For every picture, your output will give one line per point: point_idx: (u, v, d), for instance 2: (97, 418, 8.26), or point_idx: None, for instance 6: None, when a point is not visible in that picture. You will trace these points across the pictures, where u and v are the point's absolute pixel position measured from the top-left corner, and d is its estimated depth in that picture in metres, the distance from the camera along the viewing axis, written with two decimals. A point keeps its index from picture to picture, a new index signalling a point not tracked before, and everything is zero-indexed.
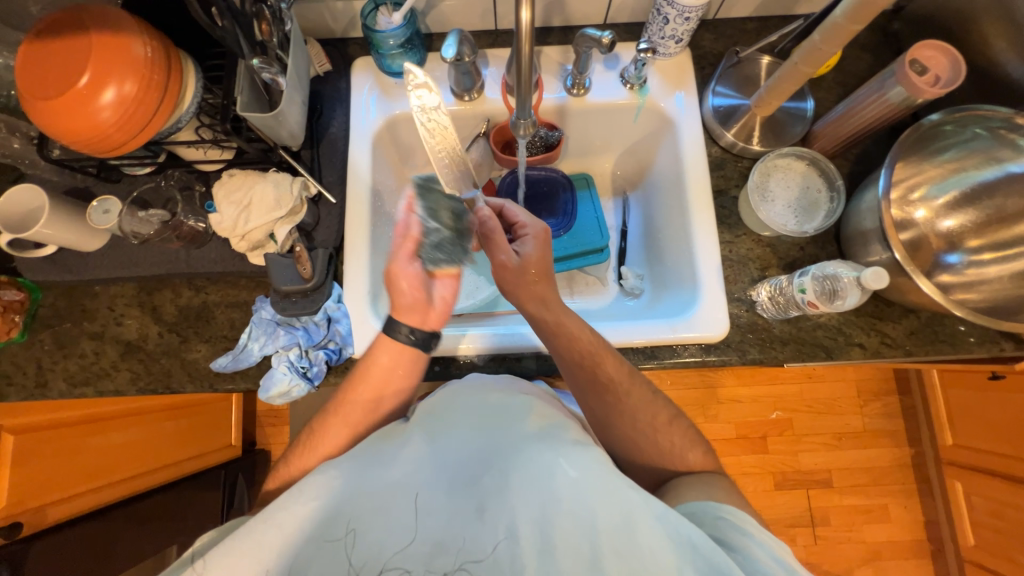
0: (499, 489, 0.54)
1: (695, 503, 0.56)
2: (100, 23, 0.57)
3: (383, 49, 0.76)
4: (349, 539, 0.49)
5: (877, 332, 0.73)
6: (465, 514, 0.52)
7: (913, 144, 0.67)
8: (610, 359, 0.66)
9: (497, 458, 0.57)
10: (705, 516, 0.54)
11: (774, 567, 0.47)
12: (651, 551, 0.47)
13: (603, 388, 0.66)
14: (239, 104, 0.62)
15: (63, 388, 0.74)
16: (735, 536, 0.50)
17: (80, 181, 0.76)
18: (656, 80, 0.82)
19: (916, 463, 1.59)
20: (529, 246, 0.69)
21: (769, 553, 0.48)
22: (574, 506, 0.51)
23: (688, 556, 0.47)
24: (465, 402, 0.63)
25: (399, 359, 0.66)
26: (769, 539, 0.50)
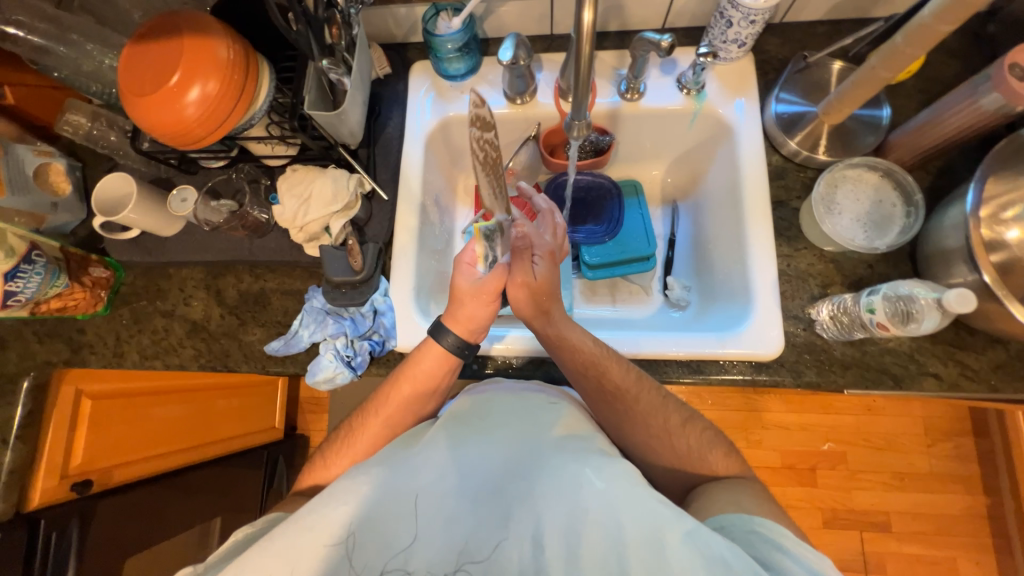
0: (525, 498, 0.52)
1: (726, 515, 0.54)
2: (193, 28, 0.62)
3: (441, 53, 0.79)
4: (349, 541, 0.49)
5: (956, 362, 0.66)
6: (491, 523, 0.50)
7: (1007, 157, 0.61)
8: (616, 367, 0.64)
9: (524, 466, 0.55)
10: (737, 529, 0.51)
11: None
12: (682, 569, 0.45)
13: (613, 396, 0.65)
14: (306, 103, 0.67)
15: (136, 360, 0.81)
16: (769, 551, 0.48)
17: (163, 172, 0.83)
18: (715, 85, 0.79)
19: (993, 515, 1.42)
20: (541, 265, 0.66)
21: (807, 569, 0.46)
22: (601, 518, 0.49)
23: (719, 574, 0.44)
24: (492, 402, 0.62)
25: (440, 356, 0.67)
26: (807, 553, 0.47)
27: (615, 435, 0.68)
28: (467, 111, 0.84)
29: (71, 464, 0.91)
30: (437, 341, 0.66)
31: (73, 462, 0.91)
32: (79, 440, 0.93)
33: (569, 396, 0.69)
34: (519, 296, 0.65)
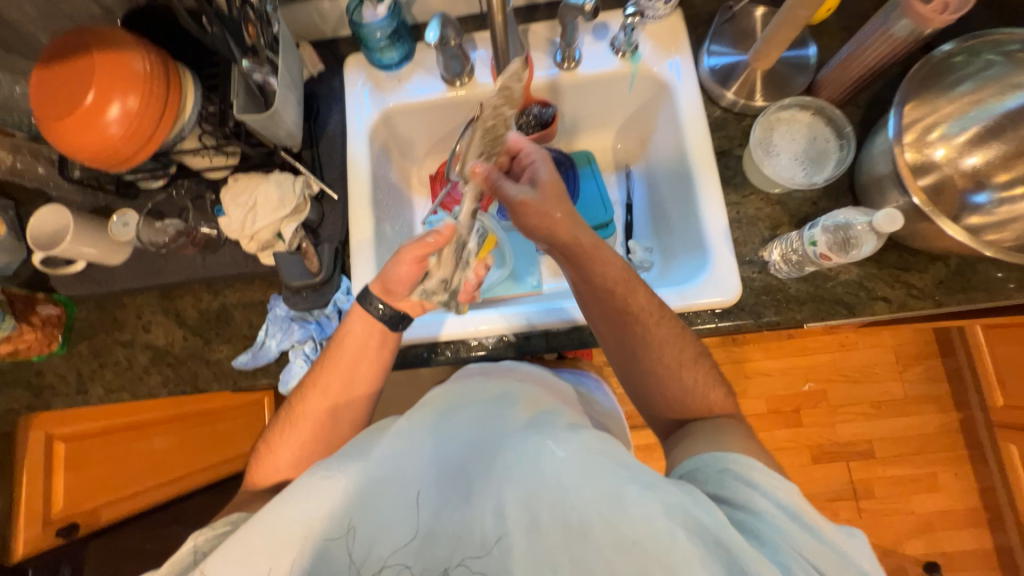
0: (488, 474, 0.51)
1: (701, 458, 0.55)
2: (101, 43, 0.60)
3: (371, 43, 0.77)
4: (350, 537, 0.47)
5: (902, 283, 0.69)
6: (454, 501, 0.49)
7: (923, 81, 0.64)
8: (642, 289, 0.66)
9: (488, 443, 0.55)
10: (710, 469, 0.53)
11: (782, 516, 0.47)
12: (642, 519, 0.45)
13: (631, 321, 0.65)
14: (236, 107, 0.65)
15: (102, 394, 0.79)
16: (739, 488, 0.50)
17: (102, 200, 0.80)
18: (648, 45, 0.80)
19: (965, 429, 1.51)
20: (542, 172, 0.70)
21: (775, 503, 0.48)
22: (562, 483, 0.48)
23: (678, 519, 0.45)
24: (460, 391, 0.62)
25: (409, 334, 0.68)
26: (776, 485, 0.49)
27: (620, 363, 0.68)
28: (408, 100, 0.83)
29: (54, 511, 0.91)
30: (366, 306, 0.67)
31: (56, 508, 0.92)
32: (58, 484, 0.92)
33: (541, 371, 0.70)
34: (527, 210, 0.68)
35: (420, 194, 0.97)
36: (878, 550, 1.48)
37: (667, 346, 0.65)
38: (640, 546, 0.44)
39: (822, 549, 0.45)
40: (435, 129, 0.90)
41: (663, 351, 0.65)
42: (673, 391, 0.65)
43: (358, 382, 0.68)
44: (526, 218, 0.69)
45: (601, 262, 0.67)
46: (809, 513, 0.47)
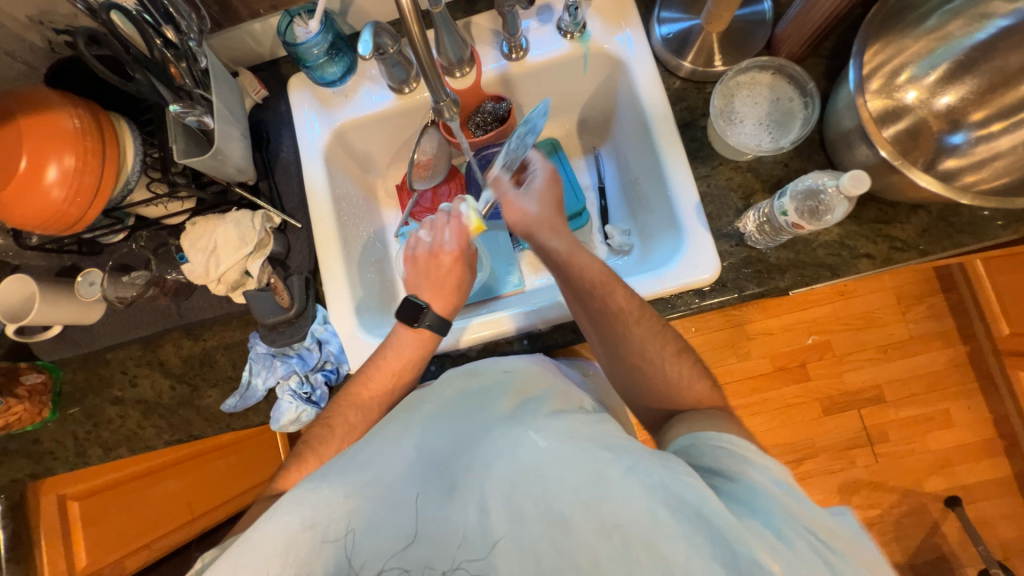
0: (472, 472, 0.53)
1: (697, 436, 0.54)
2: (26, 107, 0.58)
3: (310, 61, 0.74)
4: (349, 537, 0.48)
5: (884, 238, 0.67)
6: (437, 501, 0.51)
7: (884, 23, 0.61)
8: (620, 288, 0.65)
9: (469, 441, 0.57)
10: (703, 448, 0.52)
11: (775, 491, 0.46)
12: (625, 500, 0.45)
13: (613, 320, 0.64)
14: (177, 153, 0.63)
15: (100, 453, 0.79)
16: (732, 462, 0.49)
17: (68, 259, 0.79)
18: (596, 22, 0.76)
19: (975, 360, 1.50)
20: (539, 179, 0.72)
21: (768, 477, 0.47)
22: (542, 472, 0.49)
23: (659, 497, 0.45)
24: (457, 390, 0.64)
25: (410, 333, 0.69)
26: (770, 463, 0.49)
27: (607, 358, 0.67)
28: (358, 114, 0.80)
29: (77, 568, 0.93)
30: None
31: (79, 566, 0.93)
32: (80, 541, 0.94)
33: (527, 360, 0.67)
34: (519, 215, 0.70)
35: (388, 206, 0.95)
36: (898, 492, 1.48)
37: (648, 342, 0.64)
38: (622, 527, 0.45)
39: (819, 520, 0.44)
40: (392, 140, 0.88)
41: (641, 345, 0.64)
42: (663, 379, 0.64)
43: (349, 391, 0.68)
44: (512, 219, 0.71)
45: (580, 265, 0.66)
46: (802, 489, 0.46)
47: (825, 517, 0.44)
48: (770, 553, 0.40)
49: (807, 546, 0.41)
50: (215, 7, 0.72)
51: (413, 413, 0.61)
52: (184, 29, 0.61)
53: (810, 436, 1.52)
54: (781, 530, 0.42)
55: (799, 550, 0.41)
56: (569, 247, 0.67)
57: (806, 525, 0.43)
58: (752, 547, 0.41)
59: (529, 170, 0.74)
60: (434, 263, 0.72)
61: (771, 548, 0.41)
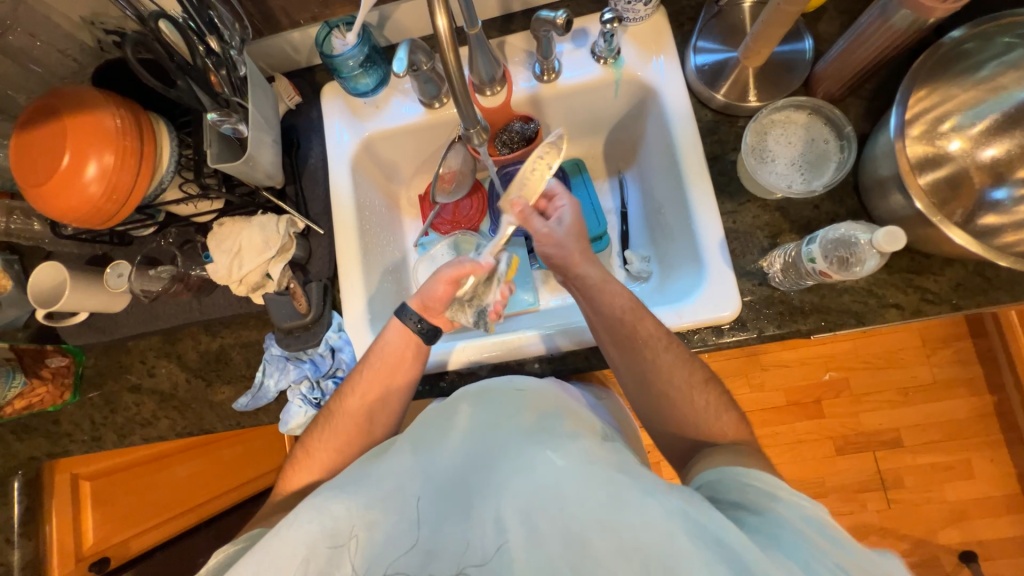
0: (489, 487, 0.53)
1: (723, 470, 0.53)
2: (73, 106, 0.60)
3: (345, 72, 0.75)
4: (355, 543, 0.49)
5: (915, 288, 0.65)
6: (454, 512, 0.52)
7: (930, 71, 0.59)
8: (651, 317, 0.65)
9: (483, 454, 0.55)
10: (732, 483, 0.51)
11: (804, 528, 0.44)
12: (644, 524, 0.45)
13: (636, 346, 0.64)
14: (210, 157, 0.65)
15: (115, 439, 0.81)
16: (761, 499, 0.48)
17: (99, 249, 0.81)
18: (630, 48, 0.76)
19: (1002, 412, 1.43)
20: (567, 215, 0.71)
21: (800, 514, 0.45)
22: (562, 492, 0.49)
23: (680, 521, 0.44)
24: (476, 402, 0.61)
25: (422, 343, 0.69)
26: (802, 501, 0.47)
27: (629, 386, 0.66)
28: (387, 125, 0.81)
29: (85, 546, 0.95)
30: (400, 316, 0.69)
31: (87, 544, 0.95)
32: (86, 521, 0.96)
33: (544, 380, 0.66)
34: (549, 246, 0.69)
35: (410, 215, 0.96)
36: (910, 541, 1.43)
37: (676, 370, 0.63)
38: (642, 550, 0.45)
39: (853, 559, 0.41)
40: (419, 151, 0.88)
41: (668, 374, 0.63)
42: (673, 418, 0.63)
43: (365, 404, 0.69)
44: (545, 250, 0.70)
45: (609, 292, 0.66)
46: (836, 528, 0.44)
47: (859, 556, 0.42)
48: None
49: None
50: (257, 16, 0.74)
51: (428, 426, 0.59)
52: (226, 38, 0.64)
53: (821, 475, 1.47)
54: (805, 561, 0.41)
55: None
56: (602, 275, 0.68)
57: (838, 564, 0.41)
58: None
59: (555, 202, 0.73)
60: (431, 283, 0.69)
61: None
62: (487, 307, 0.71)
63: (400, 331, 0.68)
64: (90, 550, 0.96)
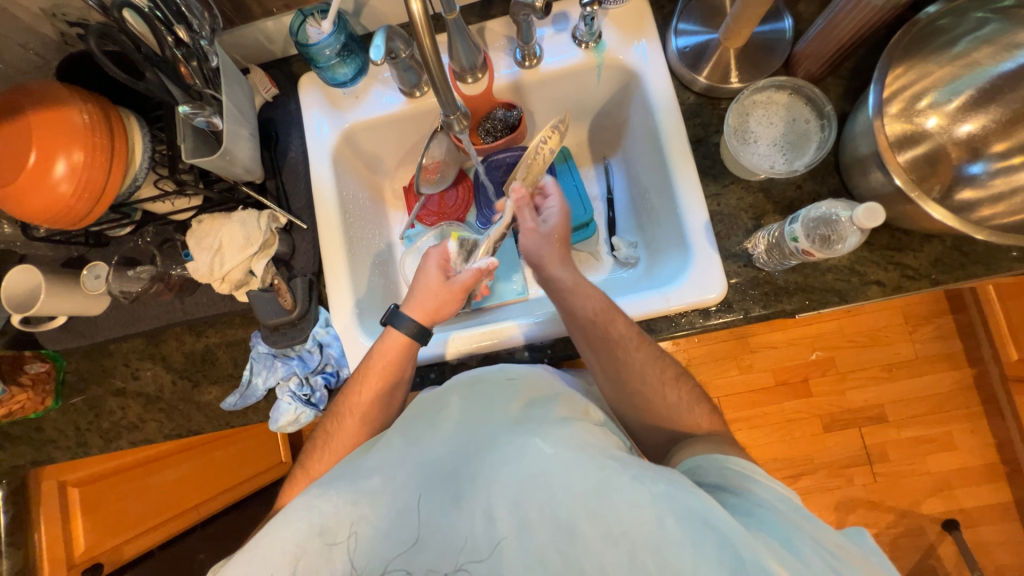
0: (479, 477, 0.52)
1: (700, 458, 0.54)
2: (37, 101, 0.58)
3: (322, 62, 0.74)
4: (351, 541, 0.49)
5: (896, 265, 0.66)
6: (440, 505, 0.51)
7: (907, 48, 0.59)
8: (623, 318, 0.65)
9: (477, 445, 0.56)
10: (711, 467, 0.52)
11: (782, 507, 0.46)
12: (631, 509, 0.45)
13: (612, 348, 0.64)
14: (185, 152, 0.63)
15: (101, 444, 0.80)
16: (740, 481, 0.49)
17: (75, 251, 0.79)
18: (612, 32, 0.75)
19: (981, 384, 1.48)
20: (553, 215, 0.73)
21: (775, 495, 0.47)
22: (550, 481, 0.49)
23: (666, 506, 0.45)
24: (468, 392, 0.62)
25: (413, 345, 0.69)
26: (777, 483, 0.49)
27: (609, 388, 0.66)
28: (367, 116, 0.80)
29: (76, 553, 0.93)
30: (396, 327, 0.68)
31: (78, 551, 0.93)
32: (76, 528, 0.94)
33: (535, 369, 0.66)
34: (533, 242, 0.71)
35: (395, 208, 0.95)
36: (896, 512, 1.47)
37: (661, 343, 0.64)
38: (630, 535, 0.45)
39: (823, 531, 0.44)
40: (401, 142, 0.87)
41: (641, 372, 0.64)
42: (662, 401, 0.63)
43: (361, 421, 0.68)
44: (526, 246, 0.72)
45: (583, 294, 0.67)
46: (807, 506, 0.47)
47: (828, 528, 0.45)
48: (777, 560, 0.40)
49: (817, 558, 0.41)
50: (228, 5, 0.72)
51: (418, 421, 0.60)
52: (195, 27, 0.61)
53: (809, 452, 1.51)
54: (789, 540, 0.42)
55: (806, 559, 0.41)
56: (573, 277, 0.69)
57: (811, 535, 0.43)
58: (759, 553, 0.40)
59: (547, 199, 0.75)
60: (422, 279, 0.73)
61: (778, 555, 0.40)
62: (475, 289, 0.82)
63: (396, 338, 0.69)
64: (81, 557, 0.94)
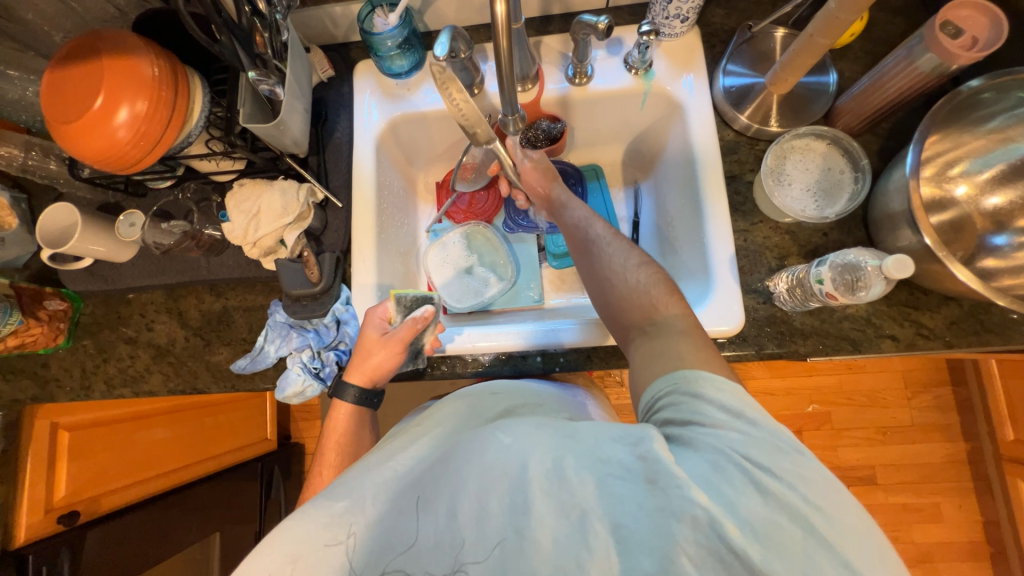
0: (442, 480, 0.50)
1: (656, 381, 0.50)
2: (111, 48, 0.61)
3: (382, 51, 0.76)
4: (350, 541, 0.47)
5: (911, 322, 0.67)
6: (404, 510, 0.48)
7: (948, 116, 0.62)
8: (600, 218, 0.70)
9: (447, 451, 0.54)
10: (665, 388, 0.49)
11: (725, 423, 0.43)
12: (583, 484, 0.44)
13: (590, 244, 0.67)
14: (242, 116, 0.65)
15: (103, 390, 0.80)
16: (687, 403, 0.46)
17: (112, 197, 0.81)
18: (662, 62, 0.78)
19: (974, 459, 1.47)
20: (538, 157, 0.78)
21: (721, 408, 0.44)
22: (506, 468, 0.47)
23: (616, 478, 0.43)
24: (457, 408, 0.62)
25: (366, 410, 0.73)
26: (722, 389, 0.45)
27: (609, 315, 0.62)
28: (416, 109, 0.82)
29: (56, 497, 0.91)
30: (341, 397, 0.72)
31: (57, 495, 0.92)
32: (60, 473, 0.93)
33: (528, 387, 0.69)
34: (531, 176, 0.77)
35: (425, 201, 0.97)
36: None
37: None
38: (581, 508, 0.43)
39: (762, 445, 0.41)
40: (442, 138, 0.89)
41: (626, 269, 0.62)
42: None
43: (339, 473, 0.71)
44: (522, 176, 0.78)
45: (570, 203, 0.74)
46: (757, 412, 0.43)
47: (775, 436, 0.42)
48: (703, 494, 0.39)
49: (740, 478, 0.40)
50: None
51: (402, 436, 0.59)
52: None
53: None
54: (721, 469, 0.41)
55: (735, 484, 0.40)
56: (564, 195, 0.75)
57: (744, 454, 0.41)
58: (686, 488, 0.40)
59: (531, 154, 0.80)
60: (361, 337, 0.71)
61: (711, 498, 0.39)
62: (421, 347, 0.72)
63: (346, 408, 0.72)
64: (60, 501, 0.92)
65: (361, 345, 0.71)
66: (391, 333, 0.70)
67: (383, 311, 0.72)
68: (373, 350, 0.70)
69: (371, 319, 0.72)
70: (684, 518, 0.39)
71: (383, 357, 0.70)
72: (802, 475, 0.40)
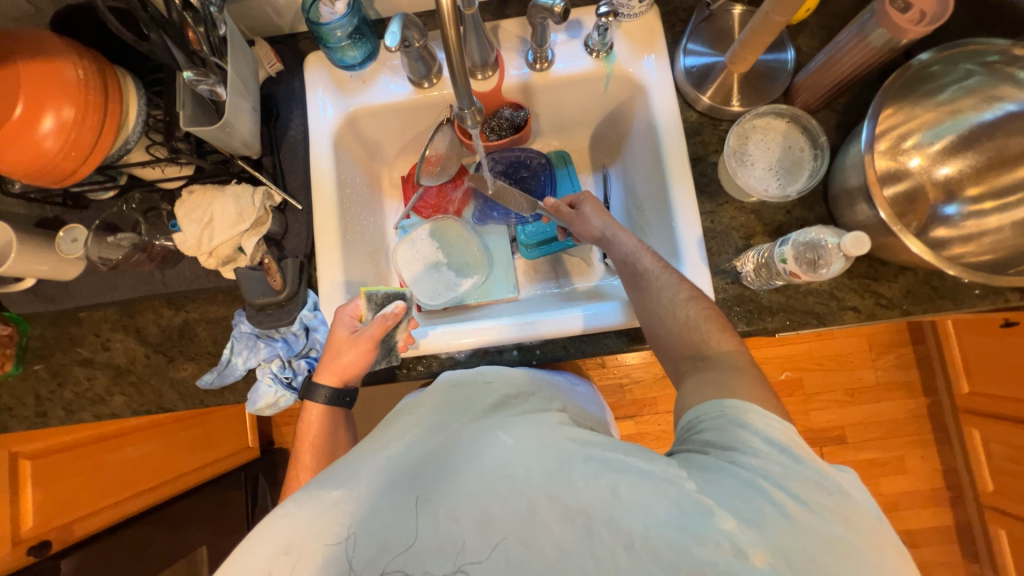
0: (441, 479, 0.48)
1: (700, 407, 0.51)
2: (26, 51, 0.55)
3: (331, 43, 0.73)
4: (350, 541, 0.45)
5: (872, 293, 0.70)
6: (403, 510, 0.46)
7: (901, 89, 0.63)
8: (649, 252, 0.67)
9: (444, 446, 0.53)
10: (710, 416, 0.49)
11: (767, 454, 0.44)
12: (588, 486, 0.45)
13: (638, 278, 0.65)
14: (182, 119, 0.61)
15: (61, 415, 0.76)
16: (731, 430, 0.47)
17: (49, 212, 0.75)
18: (622, 44, 0.77)
19: (934, 412, 1.56)
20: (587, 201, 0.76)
21: (765, 440, 0.45)
22: (510, 470, 0.47)
23: (621, 477, 0.45)
24: (448, 397, 0.61)
25: (340, 407, 0.72)
26: (769, 423, 0.47)
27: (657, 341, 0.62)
28: (373, 102, 0.79)
29: (23, 529, 0.87)
30: (312, 399, 0.70)
31: (25, 527, 0.87)
32: (26, 503, 0.88)
33: (514, 371, 0.67)
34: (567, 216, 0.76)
35: (391, 197, 0.94)
36: None
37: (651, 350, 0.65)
38: (586, 512, 0.44)
39: (804, 481, 0.42)
40: (404, 131, 0.86)
41: (679, 305, 0.60)
42: None
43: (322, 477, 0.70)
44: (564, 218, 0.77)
45: (618, 236, 0.71)
46: (802, 449, 0.45)
47: (817, 474, 0.43)
48: (733, 517, 0.41)
49: (775, 509, 0.41)
50: None
51: (393, 428, 0.58)
52: None
53: None
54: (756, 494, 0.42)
55: (768, 513, 0.41)
56: (608, 225, 0.72)
57: (783, 486, 0.42)
58: (717, 513, 0.41)
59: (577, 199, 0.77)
60: (332, 336, 0.69)
61: (743, 520, 0.40)
62: (395, 344, 0.71)
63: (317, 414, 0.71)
64: (29, 532, 0.88)
65: (331, 345, 0.69)
66: (362, 331, 0.68)
67: (354, 308, 0.70)
68: (344, 350, 0.69)
69: (340, 317, 0.70)
70: (707, 541, 0.40)
71: (354, 357, 0.68)
72: (839, 515, 0.42)
